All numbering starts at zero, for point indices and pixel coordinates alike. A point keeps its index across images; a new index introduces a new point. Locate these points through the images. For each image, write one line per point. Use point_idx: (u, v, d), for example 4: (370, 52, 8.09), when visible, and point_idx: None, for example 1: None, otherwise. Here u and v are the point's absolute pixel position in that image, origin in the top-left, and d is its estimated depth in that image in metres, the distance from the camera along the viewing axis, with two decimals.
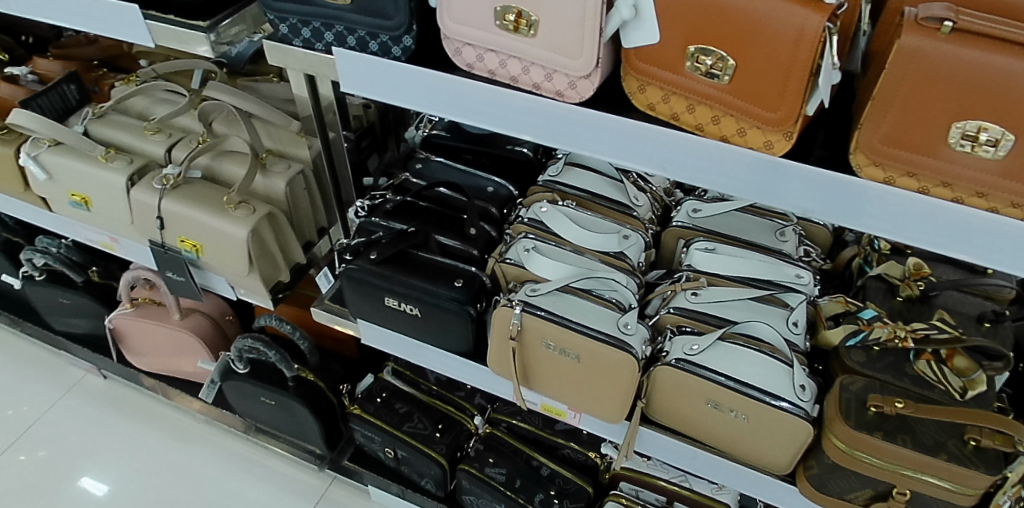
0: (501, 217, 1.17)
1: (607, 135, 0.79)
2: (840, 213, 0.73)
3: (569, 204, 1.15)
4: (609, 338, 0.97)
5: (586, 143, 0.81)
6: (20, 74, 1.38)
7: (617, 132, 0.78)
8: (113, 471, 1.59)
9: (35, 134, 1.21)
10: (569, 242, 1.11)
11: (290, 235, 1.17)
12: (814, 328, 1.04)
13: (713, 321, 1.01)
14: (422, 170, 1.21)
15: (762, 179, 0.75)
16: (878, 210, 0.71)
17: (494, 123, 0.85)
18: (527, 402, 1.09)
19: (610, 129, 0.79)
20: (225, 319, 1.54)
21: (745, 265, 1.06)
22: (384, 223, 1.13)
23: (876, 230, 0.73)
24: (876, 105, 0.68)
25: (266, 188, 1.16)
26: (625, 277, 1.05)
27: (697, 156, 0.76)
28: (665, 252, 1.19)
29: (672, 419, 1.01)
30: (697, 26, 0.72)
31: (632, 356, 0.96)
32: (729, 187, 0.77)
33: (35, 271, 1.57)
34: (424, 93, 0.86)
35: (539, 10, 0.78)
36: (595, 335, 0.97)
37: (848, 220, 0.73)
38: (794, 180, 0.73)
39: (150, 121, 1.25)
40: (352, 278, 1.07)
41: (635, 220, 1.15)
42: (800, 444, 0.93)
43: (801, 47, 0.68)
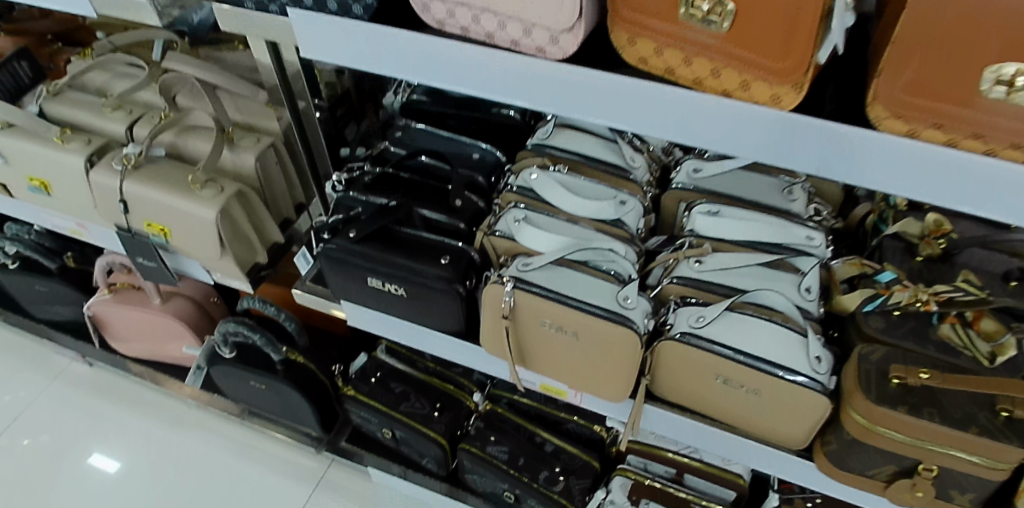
0: (488, 187, 1.10)
1: (595, 94, 0.71)
2: (844, 170, 0.64)
3: (561, 169, 1.07)
4: (608, 313, 0.90)
5: (572, 105, 0.73)
6: None
7: (606, 90, 0.70)
8: (106, 462, 1.56)
9: None
10: (563, 211, 1.04)
11: (264, 215, 1.11)
12: (828, 293, 0.97)
13: (720, 291, 0.95)
14: (402, 138, 1.13)
15: (755, 135, 0.66)
16: (905, 169, 0.62)
17: (469, 86, 0.77)
18: (523, 382, 1.03)
19: (598, 88, 0.70)
20: (210, 301, 1.49)
21: (752, 228, 0.99)
22: (364, 199, 1.05)
23: (885, 189, 0.64)
24: (897, 50, 0.60)
25: (236, 165, 1.08)
26: (623, 246, 0.98)
27: (685, 112, 0.68)
28: (665, 217, 1.12)
29: (679, 395, 0.95)
30: None
31: (633, 332, 0.89)
32: (719, 146, 0.68)
33: (9, 260, 1.52)
34: (390, 56, 0.78)
35: None
36: (593, 311, 0.90)
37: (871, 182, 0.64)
38: (792, 134, 0.64)
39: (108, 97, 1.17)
40: (332, 259, 1.00)
41: (632, 184, 1.08)
42: (817, 419, 0.87)
43: None
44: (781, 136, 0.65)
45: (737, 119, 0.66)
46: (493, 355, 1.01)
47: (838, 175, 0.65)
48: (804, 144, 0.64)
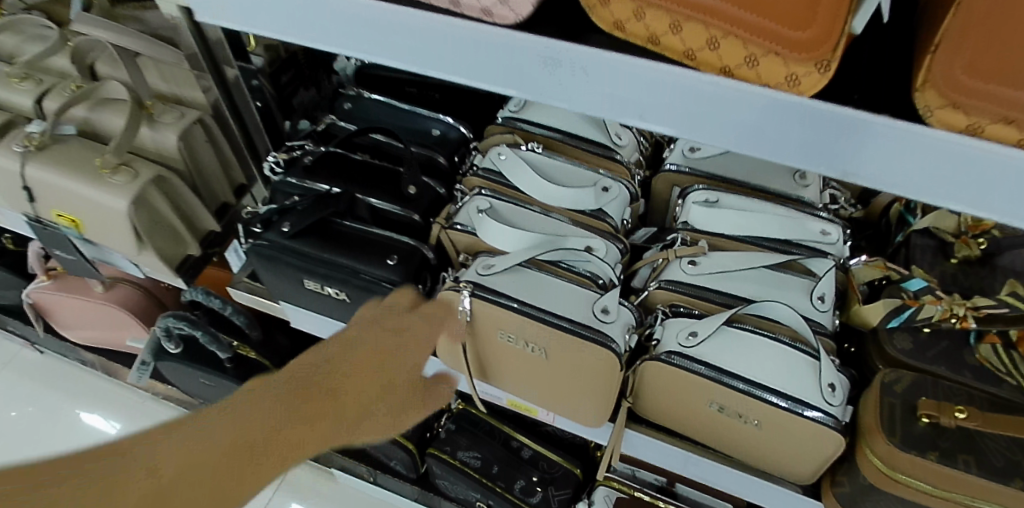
0: (451, 169, 0.94)
1: (553, 69, 0.54)
2: (873, 172, 0.49)
3: (535, 147, 0.92)
4: (583, 329, 0.76)
5: (526, 82, 0.56)
6: None
7: (568, 63, 0.53)
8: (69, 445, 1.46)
9: None
10: (535, 198, 0.88)
11: (193, 202, 0.96)
12: (844, 300, 0.82)
13: (716, 299, 0.80)
14: (352, 110, 0.97)
15: (752, 120, 0.50)
16: (956, 173, 0.47)
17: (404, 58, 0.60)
18: (483, 395, 0.90)
19: (558, 61, 0.54)
20: (160, 287, 1.34)
21: (757, 222, 0.83)
22: (302, 184, 0.90)
23: (924, 196, 0.49)
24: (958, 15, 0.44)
25: (156, 145, 0.93)
26: (603, 243, 0.83)
27: (665, 91, 0.52)
28: (656, 202, 0.96)
29: (665, 419, 0.82)
30: None
31: (611, 352, 0.75)
32: (705, 135, 0.53)
33: None
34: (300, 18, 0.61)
35: None
36: (565, 326, 0.76)
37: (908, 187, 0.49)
38: (802, 120, 0.49)
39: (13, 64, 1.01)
40: (262, 257, 0.86)
41: (617, 166, 0.92)
42: (827, 457, 0.73)
43: None
44: (785, 121, 0.49)
45: (730, 98, 0.50)
46: (448, 367, 0.88)
47: (858, 176, 0.50)
48: (815, 133, 0.49)
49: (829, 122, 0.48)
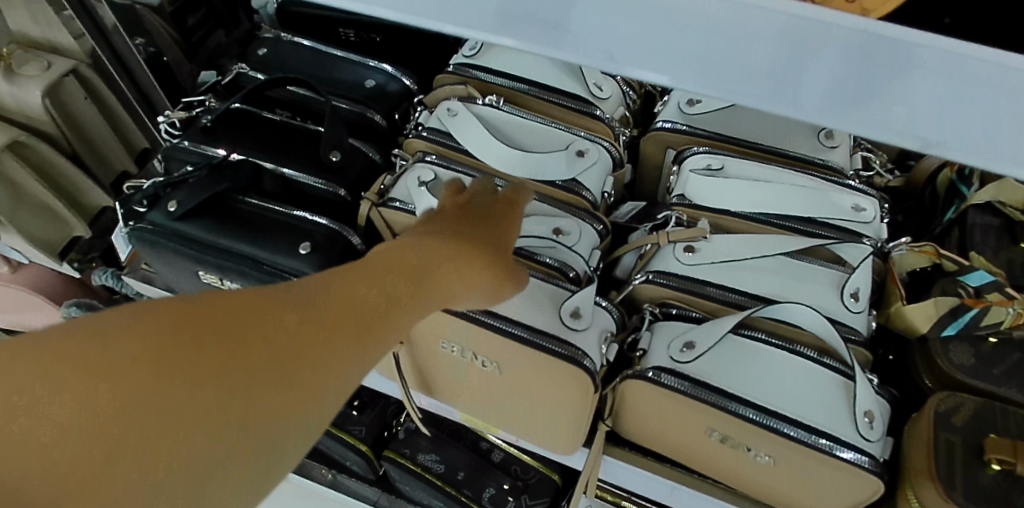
0: (391, 129, 0.76)
1: None
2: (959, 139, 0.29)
3: (495, 100, 0.73)
4: (546, 341, 0.58)
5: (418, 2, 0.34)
6: None
7: None
8: None
9: None
10: (492, 167, 0.70)
11: (72, 171, 0.77)
12: (881, 295, 0.65)
13: (720, 297, 0.62)
14: (267, 56, 0.78)
15: (775, 63, 0.30)
16: None
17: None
18: (429, 407, 0.73)
19: None
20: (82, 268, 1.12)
21: (773, 196, 0.65)
22: (198, 149, 0.71)
23: None
24: None
25: (18, 102, 0.74)
26: (575, 223, 0.66)
27: (641, 15, 0.31)
28: (646, 169, 0.78)
29: (651, 445, 0.66)
30: None
31: (583, 371, 0.58)
32: (706, 87, 0.31)
33: None
34: None
35: None
36: (523, 337, 0.58)
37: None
38: (858, 58, 0.29)
39: None
40: (146, 243, 0.68)
41: (596, 123, 0.74)
42: (858, 502, 0.57)
43: None
44: (828, 61, 0.29)
45: (743, 27, 0.30)
46: (383, 374, 0.71)
47: (949, 148, 0.29)
48: (880, 79, 0.29)
49: (897, 61, 0.29)
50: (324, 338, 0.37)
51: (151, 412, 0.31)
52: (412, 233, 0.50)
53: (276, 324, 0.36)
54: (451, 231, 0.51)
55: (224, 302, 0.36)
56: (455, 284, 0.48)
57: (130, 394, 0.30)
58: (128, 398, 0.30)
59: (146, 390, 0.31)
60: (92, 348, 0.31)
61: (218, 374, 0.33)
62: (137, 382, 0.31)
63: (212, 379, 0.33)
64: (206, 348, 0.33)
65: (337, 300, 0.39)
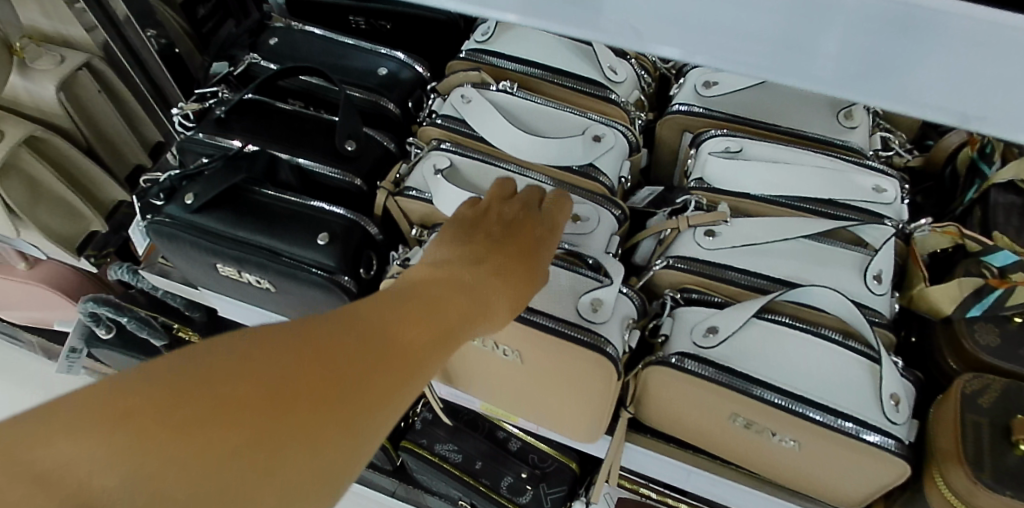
0: (404, 118, 0.75)
1: None
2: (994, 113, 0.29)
3: (509, 86, 0.72)
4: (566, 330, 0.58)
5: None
6: None
7: None
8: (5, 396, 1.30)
9: None
10: (507, 153, 0.69)
11: (90, 166, 0.77)
12: (904, 277, 0.65)
13: (741, 281, 0.62)
14: (278, 46, 0.78)
15: (809, 38, 0.29)
16: None
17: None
18: (446, 394, 0.74)
19: None
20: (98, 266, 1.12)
21: (792, 177, 0.64)
22: (213, 141, 0.71)
23: None
24: None
25: (32, 97, 0.74)
26: (593, 209, 0.66)
27: None
28: (662, 153, 0.77)
29: (674, 431, 0.65)
30: None
31: (606, 359, 0.57)
32: (738, 62, 0.31)
33: None
34: None
35: None
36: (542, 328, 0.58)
37: None
38: (899, 32, 0.28)
39: None
40: (164, 236, 0.68)
41: (612, 107, 0.73)
42: (883, 485, 0.57)
43: None
44: (859, 35, 0.29)
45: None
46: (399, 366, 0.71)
47: (987, 123, 0.29)
48: (917, 53, 0.28)
49: (930, 33, 0.28)
50: (401, 371, 0.39)
51: (264, 450, 0.32)
52: (466, 247, 0.49)
53: (358, 366, 0.37)
54: (503, 233, 0.52)
55: (311, 340, 0.36)
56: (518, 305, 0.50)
57: (246, 441, 0.32)
58: (245, 445, 0.32)
59: (257, 431, 0.32)
60: (209, 389, 0.32)
61: (320, 413, 0.34)
62: (249, 423, 0.32)
63: (322, 411, 0.35)
64: (310, 388, 0.35)
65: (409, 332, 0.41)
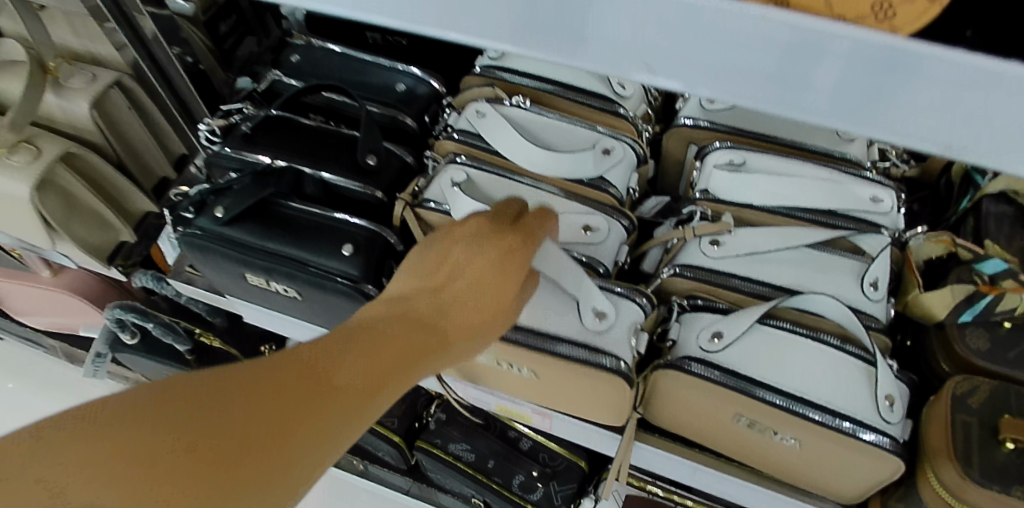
0: (421, 131, 0.79)
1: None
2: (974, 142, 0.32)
3: (522, 102, 0.75)
4: (570, 348, 0.62)
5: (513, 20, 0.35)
6: None
7: None
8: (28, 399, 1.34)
9: None
10: (521, 166, 0.73)
11: (120, 179, 0.81)
12: (900, 284, 0.68)
13: (745, 289, 0.66)
14: (300, 63, 0.81)
15: (803, 75, 0.33)
16: None
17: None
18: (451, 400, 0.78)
19: None
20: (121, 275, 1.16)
21: (793, 188, 0.68)
22: (239, 156, 0.74)
23: None
24: None
25: (66, 113, 0.77)
26: (604, 220, 0.69)
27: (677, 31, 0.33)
28: (668, 164, 0.81)
29: (681, 431, 0.69)
30: None
31: (612, 372, 0.61)
32: (740, 94, 0.34)
33: None
34: None
35: None
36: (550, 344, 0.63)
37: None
38: (887, 73, 0.31)
39: None
40: (194, 247, 0.71)
41: (620, 121, 0.76)
42: (879, 481, 0.60)
43: None
44: (850, 73, 0.32)
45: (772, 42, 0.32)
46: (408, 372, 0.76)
47: (969, 151, 0.32)
48: (903, 90, 0.32)
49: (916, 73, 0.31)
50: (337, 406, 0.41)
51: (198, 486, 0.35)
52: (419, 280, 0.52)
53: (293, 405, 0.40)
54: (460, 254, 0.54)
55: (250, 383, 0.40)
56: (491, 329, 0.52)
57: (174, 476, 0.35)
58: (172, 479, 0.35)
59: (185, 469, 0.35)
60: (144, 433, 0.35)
61: (250, 449, 0.37)
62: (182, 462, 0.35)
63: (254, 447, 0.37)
64: (245, 428, 0.38)
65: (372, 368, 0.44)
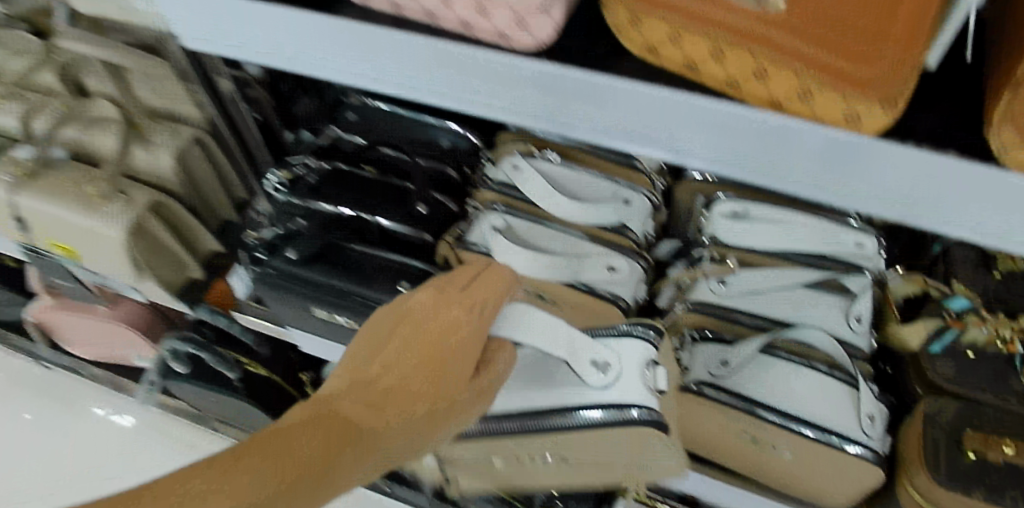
0: (462, 182, 0.90)
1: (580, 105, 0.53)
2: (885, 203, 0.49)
3: (552, 157, 0.86)
4: (584, 413, 0.67)
5: (560, 112, 0.54)
6: None
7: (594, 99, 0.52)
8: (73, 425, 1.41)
9: None
10: (553, 214, 0.83)
11: (195, 224, 0.91)
12: (880, 318, 0.79)
13: (748, 322, 0.76)
14: (356, 122, 0.93)
15: (776, 158, 0.50)
16: (970, 205, 0.46)
17: (450, 68, 0.56)
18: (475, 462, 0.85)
19: (582, 96, 0.52)
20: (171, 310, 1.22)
21: (790, 235, 0.78)
22: (304, 204, 0.85)
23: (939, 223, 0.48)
24: None
25: (151, 165, 0.88)
26: (625, 261, 0.80)
27: (695, 131, 0.51)
28: (679, 211, 0.91)
29: (696, 446, 0.79)
30: None
31: (641, 422, 0.65)
32: (737, 167, 0.52)
33: None
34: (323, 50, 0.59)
35: None
36: (568, 410, 0.67)
37: (927, 214, 0.48)
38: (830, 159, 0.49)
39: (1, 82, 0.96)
40: (266, 284, 0.82)
41: (638, 174, 0.87)
42: (866, 488, 0.70)
43: None
44: (805, 161, 0.50)
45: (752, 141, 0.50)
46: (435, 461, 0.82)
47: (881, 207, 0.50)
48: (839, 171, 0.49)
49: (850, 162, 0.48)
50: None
51: None
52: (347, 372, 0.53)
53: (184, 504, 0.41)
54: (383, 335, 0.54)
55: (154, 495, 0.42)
56: (434, 400, 0.52)
57: None
58: None
59: None
60: None
61: None
62: None
63: None
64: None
65: (315, 452, 0.45)
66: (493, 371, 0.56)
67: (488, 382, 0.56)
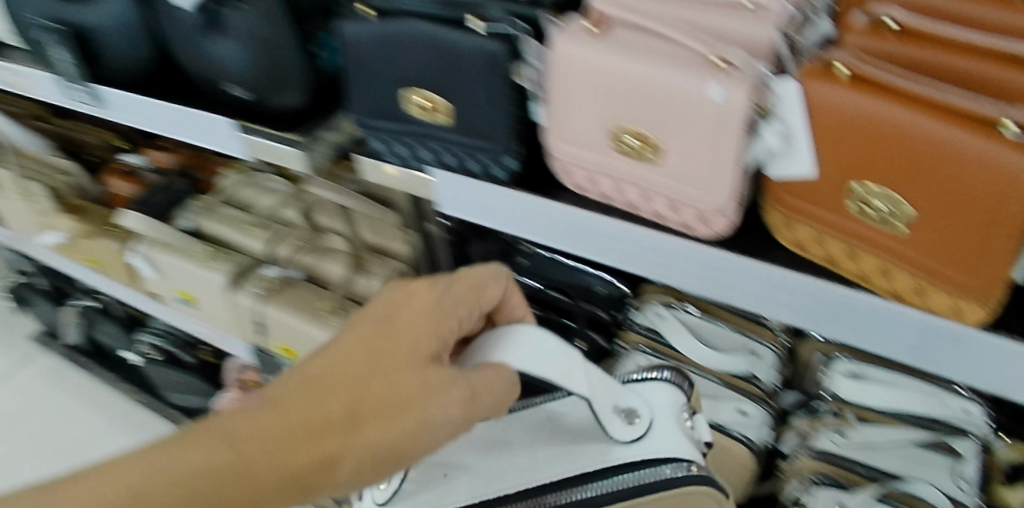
0: (611, 321, 1.11)
1: (745, 284, 0.75)
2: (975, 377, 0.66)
3: (693, 310, 1.03)
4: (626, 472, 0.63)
5: (727, 288, 0.76)
6: (136, 164, 1.36)
7: (756, 283, 0.74)
8: None
9: (149, 234, 1.23)
10: (692, 361, 0.98)
11: None
12: (990, 483, 0.88)
13: (865, 472, 0.87)
14: (528, 266, 1.11)
15: (890, 336, 0.69)
16: None
17: (645, 250, 0.78)
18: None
19: (747, 279, 0.74)
20: None
21: (905, 399, 0.90)
22: None
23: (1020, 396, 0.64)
24: None
25: (365, 290, 1.11)
26: (755, 408, 0.93)
27: (826, 309, 0.72)
28: (800, 365, 1.04)
29: None
30: (854, 164, 0.63)
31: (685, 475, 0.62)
32: (859, 338, 0.72)
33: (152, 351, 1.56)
34: (546, 224, 0.82)
35: (714, 158, 0.68)
36: (616, 471, 0.63)
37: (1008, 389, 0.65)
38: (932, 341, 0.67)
39: (254, 215, 1.23)
40: None
41: (765, 330, 1.01)
42: None
43: (1008, 194, 0.55)
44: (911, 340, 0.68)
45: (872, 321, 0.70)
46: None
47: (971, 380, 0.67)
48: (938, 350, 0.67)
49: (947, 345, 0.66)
50: (249, 480, 0.52)
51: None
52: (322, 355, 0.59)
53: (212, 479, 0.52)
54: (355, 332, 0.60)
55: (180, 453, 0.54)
56: (395, 395, 0.56)
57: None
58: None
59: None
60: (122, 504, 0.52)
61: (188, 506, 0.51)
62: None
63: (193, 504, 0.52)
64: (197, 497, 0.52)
65: (278, 442, 0.53)
66: (482, 394, 0.57)
67: (479, 394, 0.57)
